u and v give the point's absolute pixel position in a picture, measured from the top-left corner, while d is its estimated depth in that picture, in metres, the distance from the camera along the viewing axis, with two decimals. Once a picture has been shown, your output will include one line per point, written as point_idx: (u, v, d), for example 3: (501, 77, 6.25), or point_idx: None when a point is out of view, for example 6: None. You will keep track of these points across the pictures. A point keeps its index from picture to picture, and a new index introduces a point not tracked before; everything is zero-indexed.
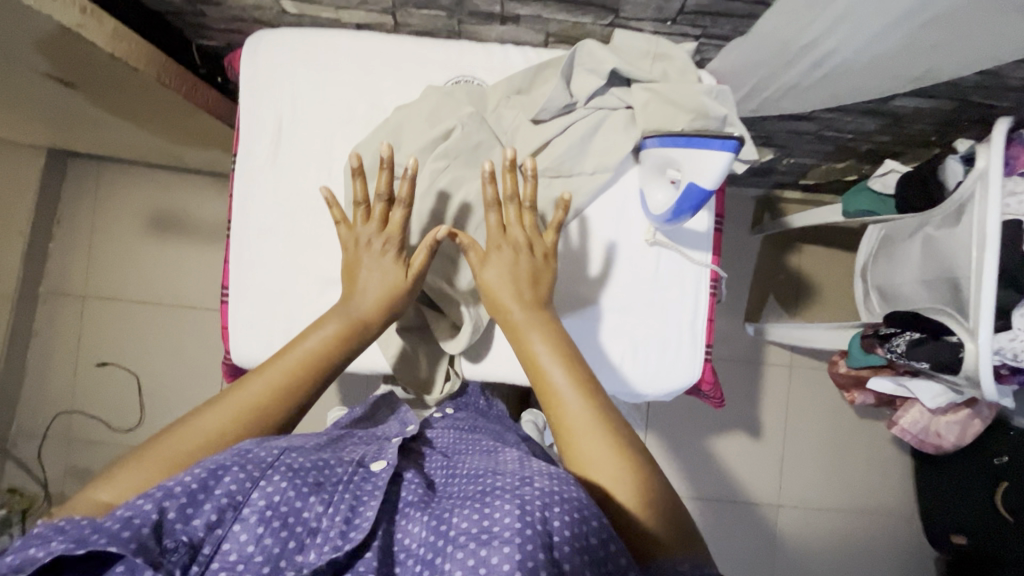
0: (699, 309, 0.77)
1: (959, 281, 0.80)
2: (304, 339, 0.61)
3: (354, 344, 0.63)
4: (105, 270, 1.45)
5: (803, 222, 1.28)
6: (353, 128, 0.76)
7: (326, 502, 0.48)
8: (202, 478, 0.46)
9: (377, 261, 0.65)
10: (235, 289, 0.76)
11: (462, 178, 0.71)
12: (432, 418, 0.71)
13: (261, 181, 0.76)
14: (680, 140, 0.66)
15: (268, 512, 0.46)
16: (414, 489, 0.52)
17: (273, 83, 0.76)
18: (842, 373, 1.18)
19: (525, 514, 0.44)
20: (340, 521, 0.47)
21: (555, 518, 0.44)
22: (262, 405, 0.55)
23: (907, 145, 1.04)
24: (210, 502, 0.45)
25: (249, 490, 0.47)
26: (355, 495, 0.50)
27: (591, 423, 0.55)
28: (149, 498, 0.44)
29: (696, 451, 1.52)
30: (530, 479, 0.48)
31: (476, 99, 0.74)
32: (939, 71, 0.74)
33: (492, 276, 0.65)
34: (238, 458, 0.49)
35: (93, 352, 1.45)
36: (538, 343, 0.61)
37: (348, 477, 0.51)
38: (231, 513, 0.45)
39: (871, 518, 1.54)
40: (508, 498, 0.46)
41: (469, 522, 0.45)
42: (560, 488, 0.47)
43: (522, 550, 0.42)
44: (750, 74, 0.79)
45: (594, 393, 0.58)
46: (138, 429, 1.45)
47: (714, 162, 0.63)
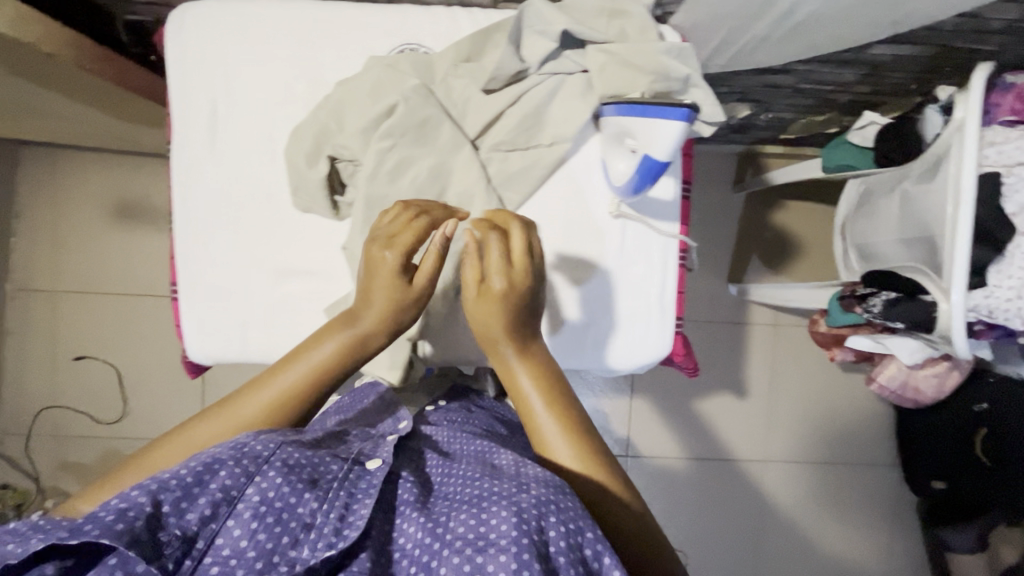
0: (668, 282, 0.75)
1: (934, 239, 0.77)
2: (306, 354, 0.57)
3: (354, 362, 0.59)
4: (71, 263, 1.41)
5: (785, 177, 1.25)
6: (294, 107, 0.71)
7: (320, 499, 0.45)
8: (198, 472, 0.44)
9: (384, 272, 0.60)
10: (183, 285, 0.73)
11: (409, 157, 0.67)
12: (426, 411, 0.71)
13: (200, 168, 0.71)
14: (628, 107, 0.63)
15: (262, 508, 0.43)
16: (409, 489, 0.50)
17: (204, 62, 0.70)
18: (821, 332, 1.17)
19: (523, 521, 0.42)
20: (334, 518, 0.44)
21: (551, 527, 0.42)
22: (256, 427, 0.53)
23: (887, 95, 0.99)
24: (205, 496, 0.43)
25: (244, 485, 0.44)
26: (350, 493, 0.47)
27: (575, 451, 0.53)
28: (143, 489, 0.41)
29: (684, 413, 1.53)
30: (526, 486, 0.45)
31: (422, 70, 0.68)
32: (915, 15, 0.70)
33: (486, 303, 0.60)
34: (234, 452, 0.46)
35: (70, 347, 1.43)
36: (522, 375, 0.58)
37: (343, 474, 0.48)
38: (225, 507, 0.43)
39: (856, 467, 1.57)
40: (505, 504, 0.43)
41: (465, 527, 0.43)
42: (556, 497, 0.45)
43: (517, 546, 0.40)
44: (715, 25, 0.73)
45: (578, 424, 0.55)
46: (124, 420, 1.45)
47: (668, 132, 0.61)
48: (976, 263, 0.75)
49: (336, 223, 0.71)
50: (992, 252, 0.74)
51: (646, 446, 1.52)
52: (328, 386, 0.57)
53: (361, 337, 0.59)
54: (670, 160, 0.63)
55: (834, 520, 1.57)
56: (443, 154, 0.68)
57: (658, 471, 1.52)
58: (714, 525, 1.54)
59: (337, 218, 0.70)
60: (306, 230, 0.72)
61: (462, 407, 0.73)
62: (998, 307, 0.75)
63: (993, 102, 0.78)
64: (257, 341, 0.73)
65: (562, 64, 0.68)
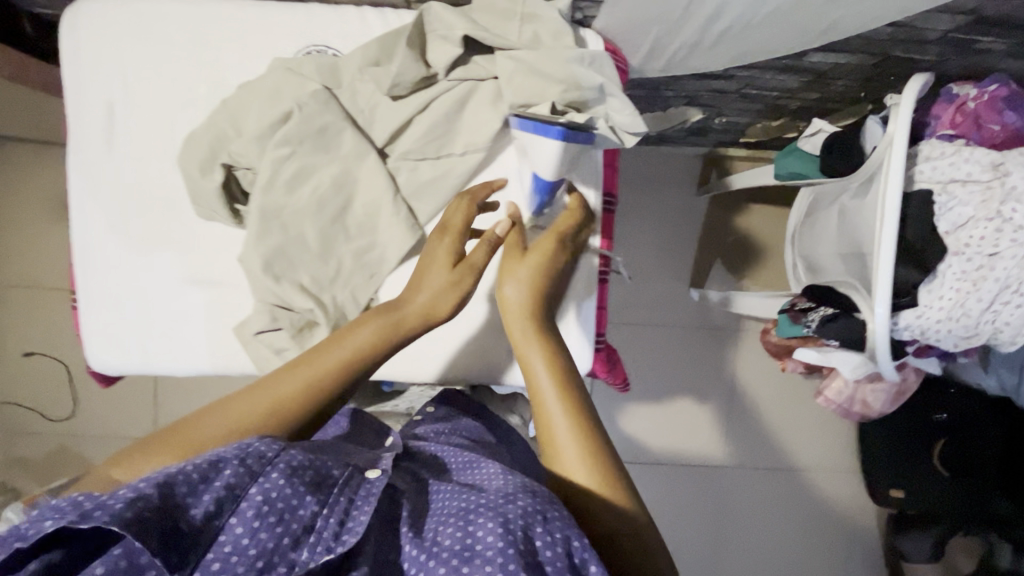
0: (587, 298, 0.72)
1: (865, 256, 0.74)
2: (348, 336, 0.54)
3: (395, 350, 0.56)
4: (15, 258, 1.38)
5: (745, 181, 1.23)
6: (194, 111, 0.67)
7: (322, 502, 0.41)
8: (203, 468, 0.39)
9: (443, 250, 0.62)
10: (83, 295, 0.70)
11: (312, 165, 0.64)
12: (413, 422, 0.68)
13: (97, 173, 0.68)
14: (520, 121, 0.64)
15: (265, 508, 0.39)
16: (406, 502, 0.46)
17: (98, 61, 0.67)
18: (772, 342, 1.14)
19: (508, 532, 0.39)
20: (334, 523, 0.41)
21: (538, 537, 0.40)
22: (297, 405, 0.49)
23: (838, 102, 0.96)
24: (209, 492, 0.39)
25: (248, 483, 0.40)
26: (351, 498, 0.43)
27: (586, 455, 0.49)
28: (150, 480, 0.38)
29: (643, 417, 1.52)
30: (514, 496, 0.43)
31: (327, 74, 0.65)
32: (846, 22, 0.66)
33: (509, 289, 0.62)
34: (238, 449, 0.41)
35: (17, 343, 1.41)
36: (538, 366, 0.55)
37: (346, 478, 0.44)
38: (230, 505, 0.39)
39: (816, 472, 1.56)
40: (492, 516, 0.41)
41: (453, 542, 0.41)
42: (543, 506, 0.42)
43: (504, 559, 0.38)
44: (641, 30, 0.70)
45: (595, 427, 0.51)
46: (74, 417, 1.43)
47: (542, 152, 0.62)
48: (903, 284, 0.72)
49: (238, 230, 0.68)
50: (919, 274, 0.71)
51: None
52: (367, 371, 0.54)
53: (406, 320, 0.57)
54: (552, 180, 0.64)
55: (793, 527, 1.56)
56: (347, 162, 0.65)
57: None
58: (672, 530, 1.53)
59: (239, 226, 0.68)
60: (209, 238, 0.69)
61: (449, 414, 0.70)
62: (930, 327, 0.72)
63: (937, 113, 0.76)
64: (159, 353, 0.70)
65: (473, 70, 0.65)
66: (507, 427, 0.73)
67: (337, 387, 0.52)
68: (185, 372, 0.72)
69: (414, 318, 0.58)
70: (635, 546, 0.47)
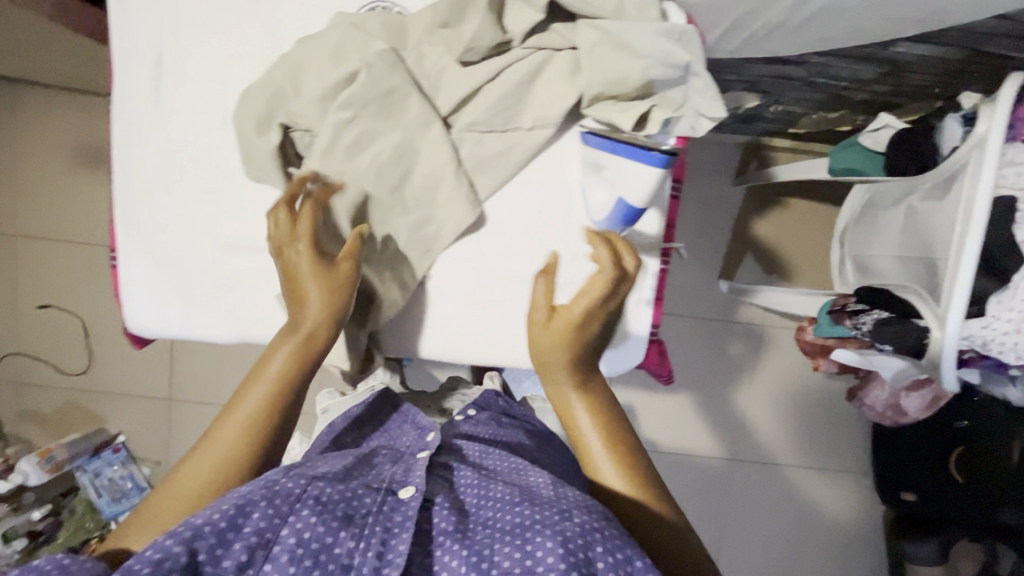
0: (646, 290, 0.69)
1: (935, 262, 0.72)
2: (265, 367, 0.55)
3: (316, 364, 0.57)
4: (38, 207, 1.37)
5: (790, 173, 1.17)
6: (246, 62, 0.63)
7: (356, 536, 0.42)
8: (231, 516, 0.41)
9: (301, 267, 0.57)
10: (123, 254, 0.67)
11: (376, 132, 0.61)
12: (455, 420, 0.65)
13: (141, 126, 0.64)
14: (608, 143, 0.58)
15: (299, 551, 0.40)
16: (446, 516, 0.45)
17: (146, 4, 0.63)
18: (807, 342, 1.13)
19: (570, 552, 0.39)
20: (373, 557, 0.41)
21: (599, 558, 0.39)
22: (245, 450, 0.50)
23: (906, 97, 0.92)
24: (240, 540, 0.40)
25: (279, 526, 0.41)
26: (387, 527, 0.43)
27: (625, 467, 0.53)
28: (177, 536, 0.39)
29: (659, 406, 1.48)
30: (570, 512, 0.42)
31: (394, 33, 0.61)
32: (949, 12, 0.63)
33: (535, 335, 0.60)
34: (265, 491, 0.43)
35: (33, 295, 1.39)
36: (576, 402, 0.57)
37: (378, 507, 0.44)
38: (262, 551, 0.40)
39: (831, 475, 1.51)
40: (550, 533, 0.40)
41: (510, 561, 0.40)
42: (600, 524, 0.41)
43: None
44: (728, 7, 0.66)
45: (625, 444, 0.55)
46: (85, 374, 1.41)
47: (640, 174, 0.57)
48: (976, 293, 0.70)
49: None
50: (994, 284, 0.69)
51: None
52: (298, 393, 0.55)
53: (312, 339, 0.56)
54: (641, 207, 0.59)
55: (805, 528, 1.51)
56: (410, 130, 0.62)
57: None
58: None
59: None
60: (257, 202, 0.66)
61: (492, 415, 0.67)
62: (994, 339, 0.71)
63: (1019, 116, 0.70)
64: (198, 320, 0.68)
65: (551, 39, 0.61)
66: (548, 432, 0.68)
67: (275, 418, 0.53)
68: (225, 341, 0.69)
69: (324, 334, 0.57)
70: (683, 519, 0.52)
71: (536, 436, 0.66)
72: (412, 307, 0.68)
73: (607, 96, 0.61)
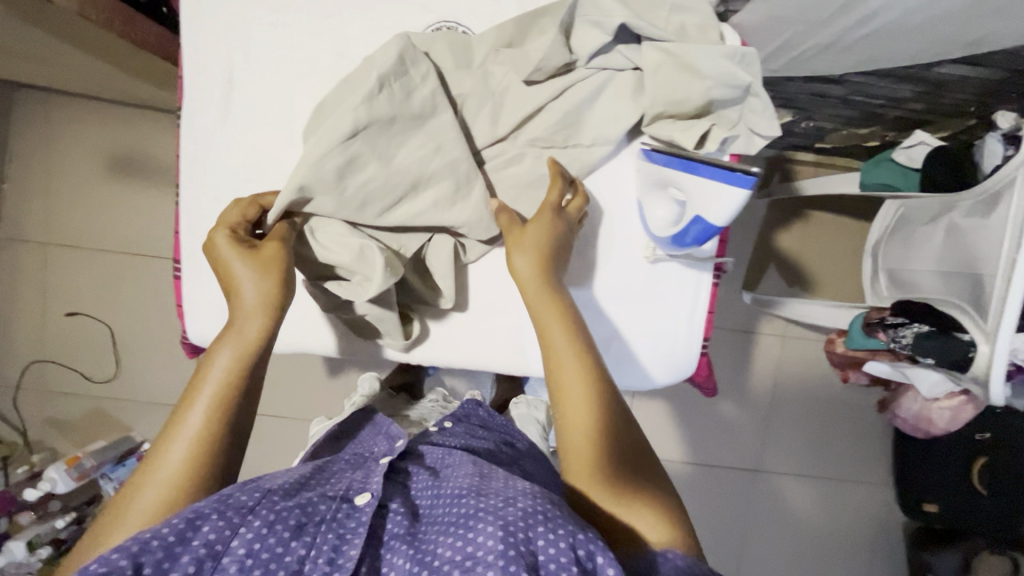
0: (698, 304, 0.71)
1: (981, 278, 0.74)
2: (208, 368, 0.53)
3: (263, 357, 0.55)
4: (64, 213, 1.29)
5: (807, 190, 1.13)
6: (315, 82, 0.65)
7: (308, 544, 0.42)
8: (181, 530, 0.41)
9: (229, 256, 0.57)
10: (189, 263, 0.68)
11: (441, 146, 0.62)
12: (429, 431, 0.63)
13: (210, 141, 0.66)
14: (680, 162, 0.59)
15: (249, 561, 0.41)
16: (398, 520, 0.46)
17: (219, 24, 0.64)
18: (838, 353, 1.14)
19: (509, 535, 0.40)
20: (324, 561, 0.42)
21: (540, 537, 0.40)
22: (195, 464, 0.49)
23: (939, 115, 0.94)
24: (189, 553, 0.40)
25: (230, 537, 0.41)
26: (338, 535, 0.44)
27: (586, 408, 0.54)
28: (124, 551, 0.39)
29: (683, 420, 1.44)
30: (513, 500, 0.43)
31: (460, 54, 0.63)
32: (998, 37, 0.65)
33: (520, 260, 0.60)
34: (218, 504, 0.43)
35: (62, 300, 1.31)
36: (556, 331, 0.57)
37: (331, 514, 0.45)
38: (211, 562, 0.40)
39: (858, 490, 1.47)
40: (492, 520, 0.41)
41: (451, 552, 0.41)
42: (545, 508, 0.42)
43: (504, 559, 0.38)
44: (780, 31, 0.69)
45: (590, 391, 0.55)
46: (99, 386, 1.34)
47: (719, 194, 0.55)
48: None
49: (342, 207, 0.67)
50: None
51: None
52: (245, 392, 0.53)
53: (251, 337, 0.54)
54: (721, 226, 0.57)
55: (829, 543, 1.47)
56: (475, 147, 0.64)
57: None
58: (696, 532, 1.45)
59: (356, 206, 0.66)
60: None
61: (468, 425, 0.65)
62: None
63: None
64: None
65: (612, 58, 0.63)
66: (525, 444, 0.67)
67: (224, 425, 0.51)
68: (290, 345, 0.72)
69: (256, 327, 0.55)
70: (627, 479, 0.52)
71: (513, 446, 0.65)
72: (474, 317, 0.71)
73: (667, 115, 0.63)
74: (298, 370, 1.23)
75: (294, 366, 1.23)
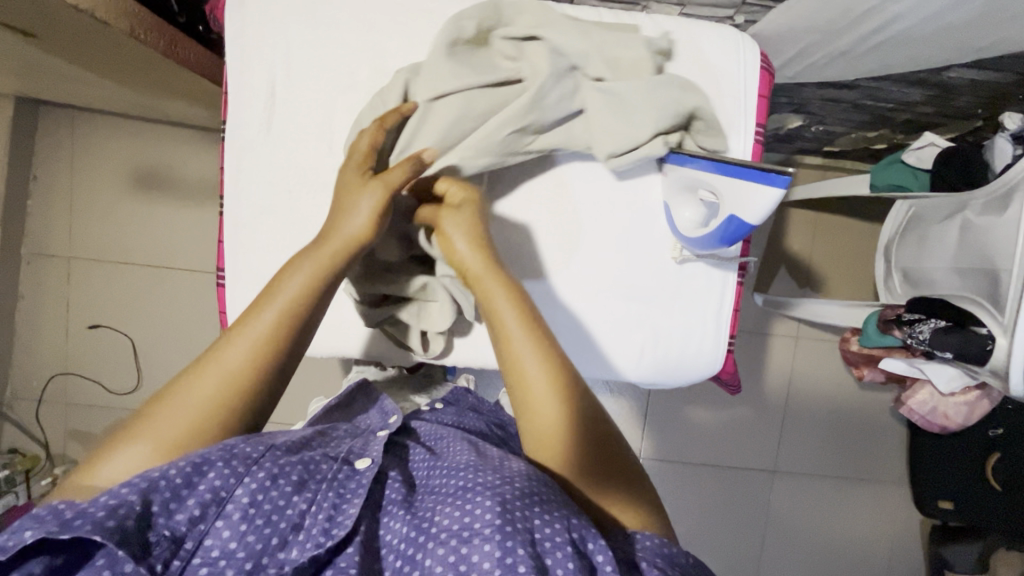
0: (724, 303, 0.73)
1: (998, 274, 0.76)
2: (285, 281, 0.52)
3: (336, 283, 0.55)
4: (88, 229, 1.26)
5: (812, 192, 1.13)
6: (355, 95, 0.68)
7: (309, 500, 0.43)
8: (187, 473, 0.41)
9: (352, 181, 0.58)
10: (232, 273, 0.70)
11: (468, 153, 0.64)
12: (420, 408, 0.64)
13: (254, 154, 0.68)
14: (719, 166, 0.61)
15: (252, 510, 0.41)
16: (397, 488, 0.47)
17: (264, 41, 0.67)
18: (853, 352, 1.17)
19: (507, 513, 0.40)
20: (323, 518, 0.42)
21: (536, 519, 0.40)
22: (249, 372, 0.48)
23: (947, 118, 0.98)
24: (194, 497, 0.41)
25: (233, 485, 0.42)
26: (339, 493, 0.45)
27: (547, 393, 0.51)
28: (134, 486, 0.40)
29: (701, 423, 1.44)
30: (511, 478, 0.43)
31: None
32: (1008, 42, 0.69)
33: (455, 244, 0.58)
34: (223, 452, 0.43)
35: (85, 314, 1.28)
36: (506, 314, 0.55)
37: (333, 474, 0.46)
38: (215, 508, 0.41)
39: (875, 490, 1.48)
40: (489, 495, 0.41)
41: (450, 521, 0.41)
42: (540, 490, 0.43)
43: (500, 535, 0.38)
44: (797, 40, 0.73)
45: (558, 393, 0.52)
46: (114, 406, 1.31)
47: (759, 197, 0.57)
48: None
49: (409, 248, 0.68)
50: None
51: (659, 451, 1.43)
52: (312, 315, 0.52)
53: (335, 255, 0.55)
54: (756, 224, 0.59)
55: (848, 543, 1.48)
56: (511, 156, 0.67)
57: (672, 476, 1.44)
58: (715, 535, 1.46)
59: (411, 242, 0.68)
60: None
61: (460, 408, 0.66)
62: None
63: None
64: None
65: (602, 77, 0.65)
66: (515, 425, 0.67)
67: (281, 343, 0.50)
68: (326, 354, 0.74)
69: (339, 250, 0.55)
70: (598, 470, 0.50)
71: (503, 428, 0.65)
72: None
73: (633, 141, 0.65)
74: (318, 376, 1.25)
75: (313, 374, 1.24)
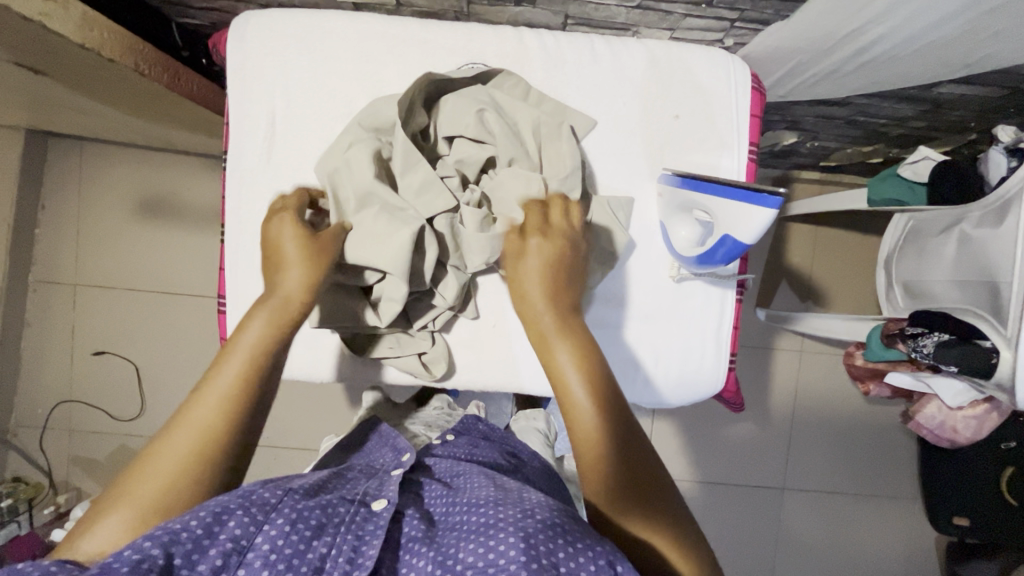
0: (724, 321, 0.73)
1: (999, 287, 0.76)
2: (240, 338, 0.53)
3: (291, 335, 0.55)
4: (93, 256, 1.27)
5: (811, 207, 1.13)
6: None
7: (330, 542, 0.42)
8: (208, 522, 0.40)
9: (288, 233, 0.58)
10: (232, 300, 0.71)
11: (441, 217, 0.65)
12: (431, 443, 0.64)
13: (255, 182, 0.70)
14: (716, 189, 0.61)
15: (273, 557, 0.40)
16: (415, 524, 0.46)
17: (263, 73, 0.69)
18: (858, 366, 1.16)
19: (530, 548, 0.38)
20: (344, 560, 0.41)
21: (561, 564, 0.38)
22: (217, 434, 0.48)
23: (941, 131, 0.98)
24: (216, 546, 0.39)
25: (254, 533, 0.41)
26: (358, 535, 0.43)
27: (597, 429, 0.50)
28: (155, 539, 0.38)
29: (707, 439, 1.42)
30: (532, 511, 0.43)
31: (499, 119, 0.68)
32: (996, 59, 0.70)
33: (527, 284, 0.57)
34: (242, 500, 0.43)
35: (90, 340, 1.29)
36: (560, 349, 0.53)
37: (351, 515, 0.45)
38: (236, 556, 0.39)
39: (886, 504, 1.45)
40: (511, 531, 0.40)
41: (474, 557, 0.40)
42: (565, 523, 0.42)
43: (526, 572, 0.37)
44: (789, 58, 0.74)
45: (599, 427, 0.50)
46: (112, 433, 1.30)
47: (753, 218, 0.58)
48: None
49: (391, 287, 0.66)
50: None
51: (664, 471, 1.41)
52: (272, 366, 0.53)
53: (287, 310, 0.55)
54: (751, 245, 0.60)
55: (860, 560, 1.45)
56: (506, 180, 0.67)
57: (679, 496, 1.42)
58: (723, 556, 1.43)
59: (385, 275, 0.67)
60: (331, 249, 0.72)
61: (472, 438, 0.65)
62: None
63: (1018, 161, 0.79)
64: (301, 359, 0.73)
65: (534, 152, 0.67)
66: (527, 454, 0.67)
67: (245, 402, 0.50)
68: (327, 379, 0.75)
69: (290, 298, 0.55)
70: (641, 515, 0.48)
71: (516, 456, 0.65)
72: (505, 341, 0.73)
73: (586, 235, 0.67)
74: (322, 398, 1.25)
75: (316, 396, 1.25)
